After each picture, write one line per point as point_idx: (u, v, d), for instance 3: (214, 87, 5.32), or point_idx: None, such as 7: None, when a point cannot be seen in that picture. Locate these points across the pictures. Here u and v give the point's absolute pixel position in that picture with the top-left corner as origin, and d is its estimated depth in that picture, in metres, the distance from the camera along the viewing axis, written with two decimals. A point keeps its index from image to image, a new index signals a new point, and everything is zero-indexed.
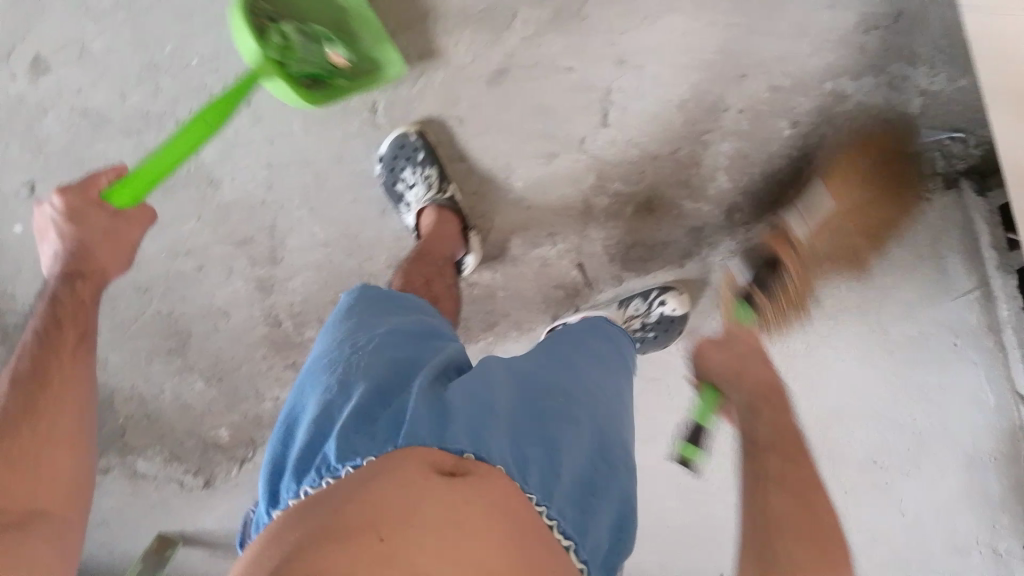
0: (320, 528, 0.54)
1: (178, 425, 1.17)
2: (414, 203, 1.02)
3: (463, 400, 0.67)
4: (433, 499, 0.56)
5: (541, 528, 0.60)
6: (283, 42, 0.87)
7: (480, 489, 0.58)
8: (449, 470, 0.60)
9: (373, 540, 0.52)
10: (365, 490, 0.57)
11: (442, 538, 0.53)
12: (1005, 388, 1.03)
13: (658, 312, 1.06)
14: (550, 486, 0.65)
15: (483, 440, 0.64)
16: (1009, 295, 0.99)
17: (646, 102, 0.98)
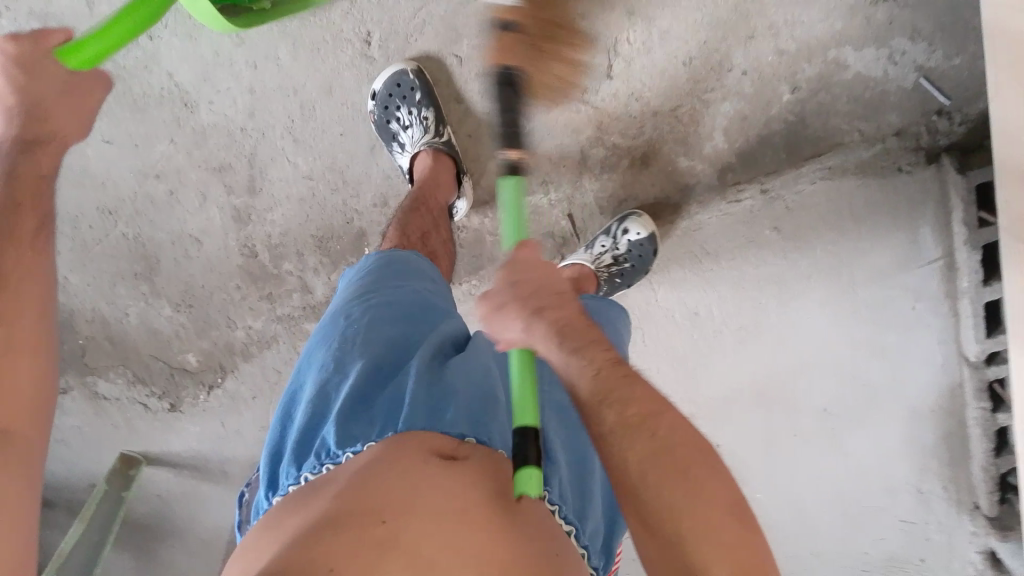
0: (319, 509, 0.49)
1: (144, 349, 1.14)
2: (408, 146, 0.98)
3: (464, 380, 0.62)
4: (439, 482, 0.51)
5: (548, 517, 0.55)
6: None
7: (484, 476, 0.54)
8: (449, 455, 0.55)
9: (376, 523, 0.47)
10: (364, 471, 0.52)
11: (450, 524, 0.48)
12: (954, 352, 1.09)
13: (626, 240, 1.05)
14: (552, 470, 0.60)
15: (485, 422, 0.59)
16: (971, 269, 1.02)
17: (654, 56, 0.97)
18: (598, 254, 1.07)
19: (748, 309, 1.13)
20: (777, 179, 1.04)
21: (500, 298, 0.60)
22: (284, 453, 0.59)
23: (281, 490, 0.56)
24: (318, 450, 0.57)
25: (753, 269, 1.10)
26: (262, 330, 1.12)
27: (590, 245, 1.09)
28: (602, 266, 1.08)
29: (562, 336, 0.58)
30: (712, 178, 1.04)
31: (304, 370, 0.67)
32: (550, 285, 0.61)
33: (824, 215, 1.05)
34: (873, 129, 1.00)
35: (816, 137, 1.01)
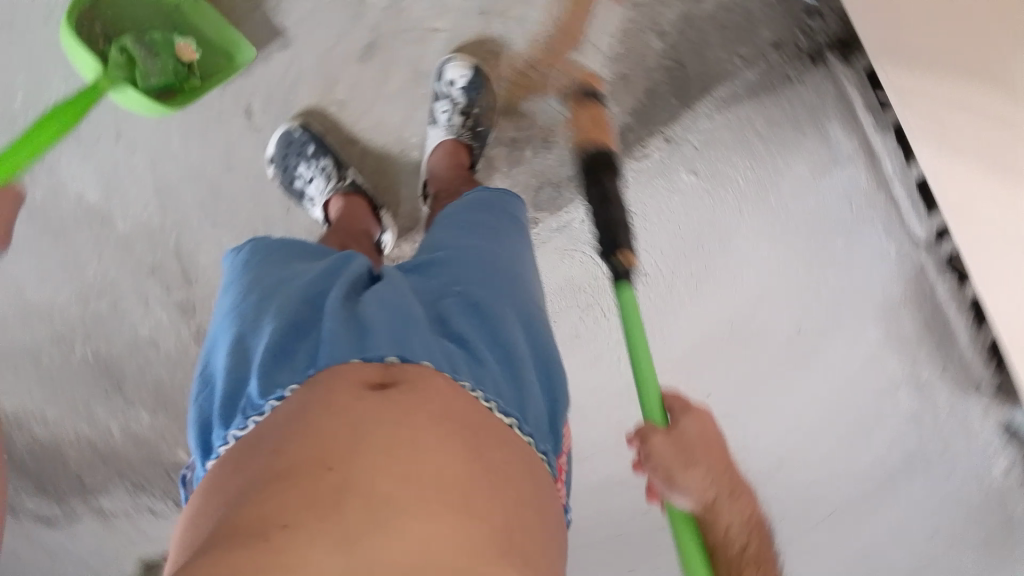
0: (268, 465, 0.55)
1: (136, 456, 1.17)
2: (316, 197, 1.00)
3: (382, 310, 0.66)
4: (375, 415, 0.57)
5: (487, 419, 0.62)
6: (124, 60, 0.88)
7: (417, 395, 0.59)
8: (376, 385, 0.60)
9: (323, 472, 0.53)
10: (304, 420, 0.57)
11: (394, 457, 0.55)
12: (904, 238, 1.11)
13: (458, 89, 0.96)
14: (483, 372, 0.66)
15: (406, 341, 0.63)
16: (892, 152, 1.05)
17: (521, 46, 1.01)
18: (448, 120, 0.97)
19: (691, 255, 1.17)
20: (675, 125, 1.06)
21: (684, 449, 0.64)
22: (214, 416, 0.65)
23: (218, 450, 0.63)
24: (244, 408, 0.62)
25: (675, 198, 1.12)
26: None
27: (436, 120, 0.99)
28: (460, 129, 0.97)
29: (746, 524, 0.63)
30: None
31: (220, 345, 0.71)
32: (728, 471, 0.64)
33: (730, 146, 1.07)
34: (752, 51, 1.02)
35: (699, 75, 1.03)
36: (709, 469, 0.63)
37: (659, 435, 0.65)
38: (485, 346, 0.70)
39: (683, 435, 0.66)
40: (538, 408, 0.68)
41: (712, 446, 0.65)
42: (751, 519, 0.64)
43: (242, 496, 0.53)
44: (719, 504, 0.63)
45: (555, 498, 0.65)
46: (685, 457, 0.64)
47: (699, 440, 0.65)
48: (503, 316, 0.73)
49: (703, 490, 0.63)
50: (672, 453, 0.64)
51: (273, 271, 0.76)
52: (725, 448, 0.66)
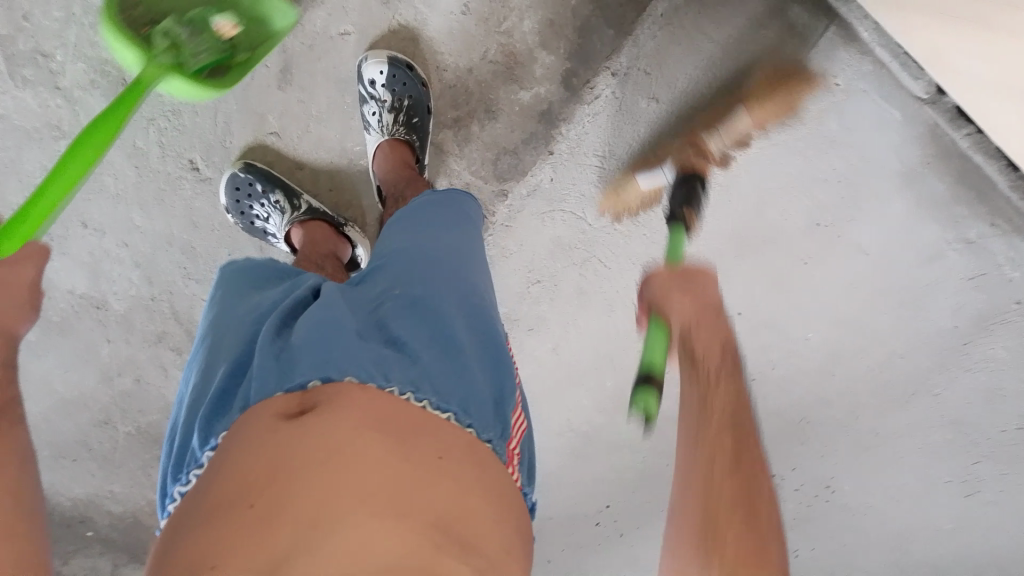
0: (195, 508, 0.48)
1: None
2: (277, 231, 1.02)
3: (308, 329, 0.58)
4: (294, 435, 0.49)
5: (423, 422, 0.55)
6: (169, 40, 0.79)
7: (340, 405, 0.52)
8: (295, 411, 0.52)
9: (246, 510, 0.46)
10: (226, 455, 0.50)
11: (316, 480, 0.48)
12: (907, 99, 1.00)
13: (382, 87, 0.94)
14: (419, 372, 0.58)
15: (328, 359, 0.55)
16: (862, 18, 0.96)
17: (435, 25, 0.96)
18: (380, 122, 0.97)
19: None
20: (618, 56, 0.98)
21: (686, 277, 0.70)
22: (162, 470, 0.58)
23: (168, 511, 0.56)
24: (181, 462, 0.56)
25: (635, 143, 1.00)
26: None
27: (370, 124, 0.98)
28: (394, 127, 0.97)
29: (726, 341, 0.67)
30: (561, 92, 1.00)
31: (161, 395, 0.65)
32: (714, 312, 0.69)
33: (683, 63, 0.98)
34: None
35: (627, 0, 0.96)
36: (689, 296, 0.69)
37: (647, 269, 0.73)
38: (424, 341, 0.62)
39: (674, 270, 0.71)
40: (481, 396, 0.60)
41: (702, 282, 0.70)
42: (727, 347, 0.67)
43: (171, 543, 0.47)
44: (692, 327, 0.67)
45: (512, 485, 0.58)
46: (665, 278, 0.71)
47: (703, 275, 0.70)
48: (440, 305, 0.66)
49: (675, 307, 0.69)
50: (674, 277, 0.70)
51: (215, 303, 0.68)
52: (715, 290, 0.70)
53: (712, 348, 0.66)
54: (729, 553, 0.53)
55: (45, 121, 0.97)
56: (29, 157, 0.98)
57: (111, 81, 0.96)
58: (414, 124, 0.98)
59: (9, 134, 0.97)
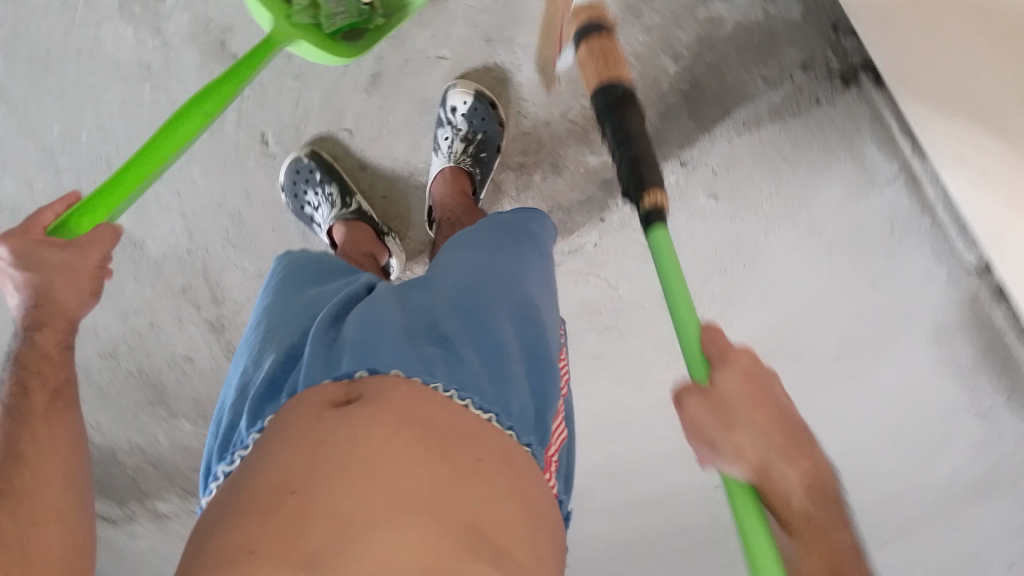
0: (238, 495, 0.50)
1: (181, 465, 1.24)
2: (324, 222, 1.05)
3: (358, 323, 0.60)
4: (336, 431, 0.51)
5: (461, 417, 0.54)
6: (308, 4, 0.88)
7: (381, 399, 0.53)
8: (341, 401, 0.54)
9: (285, 496, 0.48)
10: (273, 442, 0.53)
11: (353, 475, 0.49)
12: (956, 265, 0.97)
13: (461, 116, 0.96)
14: (465, 372, 0.58)
15: (372, 353, 0.57)
16: (932, 176, 0.95)
17: (528, 73, 0.97)
18: (450, 148, 0.99)
19: (715, 278, 1.12)
20: (691, 149, 1.03)
21: (715, 397, 0.53)
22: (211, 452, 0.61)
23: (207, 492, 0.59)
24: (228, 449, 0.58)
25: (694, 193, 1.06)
26: None
27: (439, 148, 1.01)
28: (460, 156, 0.98)
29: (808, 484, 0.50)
30: None
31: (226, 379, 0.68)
32: (787, 426, 0.51)
33: (755, 168, 1.03)
34: (776, 71, 0.98)
35: (718, 94, 1.00)
36: (752, 426, 0.51)
37: (689, 401, 0.54)
38: (474, 343, 0.62)
39: (731, 399, 0.52)
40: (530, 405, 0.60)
41: (755, 384, 0.53)
42: (823, 489, 0.50)
43: (214, 531, 0.49)
44: (765, 474, 0.50)
45: (549, 496, 0.57)
46: (727, 422, 0.51)
47: (740, 397, 0.52)
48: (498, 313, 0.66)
49: (747, 452, 0.51)
50: (708, 418, 0.52)
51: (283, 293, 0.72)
52: (777, 399, 0.53)
53: (802, 499, 0.49)
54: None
55: (136, 61, 1.00)
56: (111, 90, 1.01)
57: (209, 42, 0.99)
58: (480, 158, 1.00)
59: (98, 65, 1.00)
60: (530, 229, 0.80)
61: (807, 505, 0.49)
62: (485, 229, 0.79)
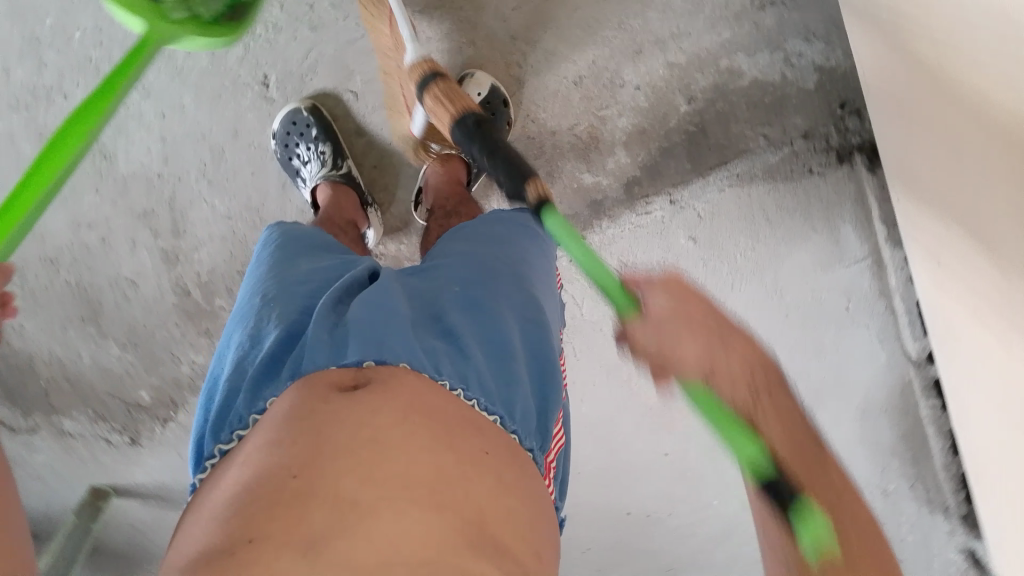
0: (245, 473, 0.56)
1: (100, 387, 1.19)
2: (309, 179, 1.02)
3: (362, 313, 0.68)
4: (341, 421, 0.58)
5: (463, 411, 0.63)
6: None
7: (385, 391, 0.60)
8: (348, 384, 0.62)
9: (288, 479, 0.54)
10: (277, 424, 0.59)
11: (357, 460, 0.55)
12: (896, 349, 1.07)
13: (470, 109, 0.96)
14: (470, 372, 0.67)
15: (380, 345, 0.65)
16: (897, 267, 1.02)
17: (547, 80, 0.98)
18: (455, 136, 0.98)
19: None
20: (683, 189, 1.02)
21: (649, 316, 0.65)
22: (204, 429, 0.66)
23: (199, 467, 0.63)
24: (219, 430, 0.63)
25: (678, 234, 1.05)
26: (205, 364, 1.17)
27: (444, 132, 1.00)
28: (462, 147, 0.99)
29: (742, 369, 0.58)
30: (619, 192, 1.03)
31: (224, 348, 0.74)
32: (752, 361, 0.59)
33: (737, 221, 1.04)
34: (778, 132, 0.99)
35: (722, 143, 1.00)
36: (686, 325, 0.61)
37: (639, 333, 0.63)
38: (479, 346, 0.71)
39: (702, 335, 0.60)
40: (529, 408, 0.70)
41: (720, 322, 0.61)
42: (791, 405, 0.57)
43: (224, 503, 0.54)
44: (712, 362, 0.59)
45: (544, 493, 0.66)
46: (698, 356, 0.59)
47: (670, 302, 0.63)
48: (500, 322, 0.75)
49: (724, 380, 0.58)
50: (646, 334, 0.65)
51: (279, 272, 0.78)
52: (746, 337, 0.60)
53: (779, 416, 0.55)
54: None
55: None
56: None
57: None
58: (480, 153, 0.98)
59: None
60: (531, 225, 0.90)
61: (747, 390, 0.57)
62: (483, 220, 0.89)
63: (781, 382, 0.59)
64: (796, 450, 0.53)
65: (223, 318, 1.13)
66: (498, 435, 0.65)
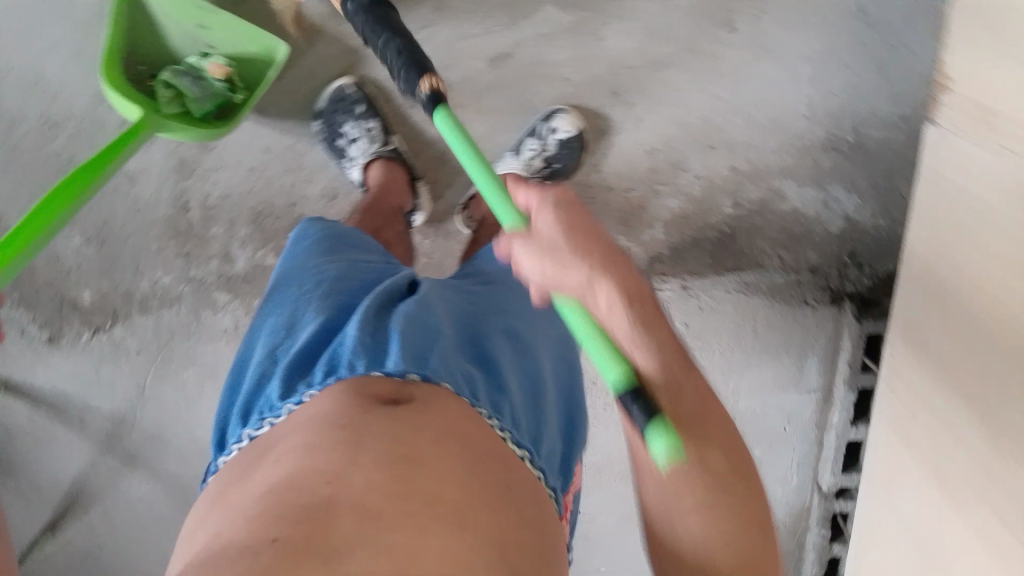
0: (277, 474, 0.58)
1: (43, 272, 1.10)
2: (357, 158, 0.98)
3: (404, 323, 0.72)
4: (375, 436, 0.60)
5: (494, 440, 0.66)
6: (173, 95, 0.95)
7: (424, 412, 0.63)
8: (392, 397, 0.65)
9: (320, 483, 0.55)
10: (312, 428, 0.61)
11: (388, 476, 0.57)
12: (810, 478, 1.17)
13: (554, 139, 0.98)
14: (501, 400, 0.70)
15: (423, 360, 0.68)
16: (844, 405, 1.13)
17: (624, 142, 1.03)
18: (529, 160, 1.00)
19: None
20: (697, 280, 1.08)
21: (570, 220, 0.55)
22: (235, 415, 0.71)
23: (230, 447, 0.69)
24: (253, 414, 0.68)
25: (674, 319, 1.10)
26: (167, 287, 1.09)
27: (518, 152, 1.01)
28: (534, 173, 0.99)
29: (631, 305, 0.52)
30: (642, 262, 1.07)
31: (256, 336, 0.77)
32: (637, 291, 0.53)
33: (728, 323, 1.10)
34: (791, 259, 1.07)
35: (743, 252, 1.07)
36: (607, 262, 0.53)
37: (525, 246, 0.56)
38: (515, 378, 0.74)
39: (596, 267, 0.52)
40: (553, 450, 0.73)
41: (596, 248, 0.54)
42: (668, 336, 0.53)
43: (254, 499, 0.56)
44: (602, 277, 0.52)
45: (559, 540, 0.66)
46: (587, 281, 0.52)
47: (578, 215, 0.55)
48: (531, 360, 0.78)
49: (617, 309, 0.52)
50: (562, 236, 0.54)
51: (313, 268, 0.82)
52: (612, 252, 0.54)
53: (660, 353, 0.51)
54: (688, 517, 0.51)
55: None
56: None
57: None
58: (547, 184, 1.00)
59: None
60: None
61: (631, 315, 0.52)
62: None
63: (636, 273, 0.55)
64: (665, 360, 0.51)
65: (212, 247, 1.06)
66: (524, 470, 0.67)
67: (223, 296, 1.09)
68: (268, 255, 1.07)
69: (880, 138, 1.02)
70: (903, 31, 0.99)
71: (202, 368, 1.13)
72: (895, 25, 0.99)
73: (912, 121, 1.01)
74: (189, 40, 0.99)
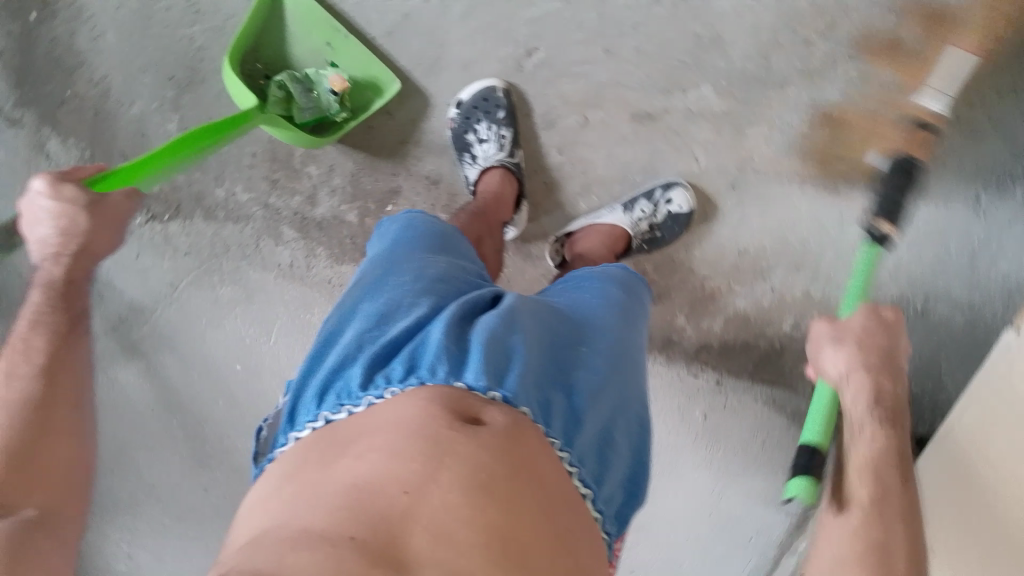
0: (355, 476, 0.51)
1: (121, 141, 1.11)
2: (480, 159, 1.04)
3: (491, 328, 0.61)
4: (457, 454, 0.52)
5: (567, 484, 0.56)
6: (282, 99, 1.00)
7: (508, 434, 0.54)
8: (470, 414, 0.55)
9: (397, 493, 0.49)
10: (393, 428, 0.53)
11: (465, 503, 0.49)
12: None
13: (665, 211, 1.01)
14: (576, 433, 0.60)
15: (507, 375, 0.57)
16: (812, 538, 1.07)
17: (721, 236, 1.06)
18: (636, 219, 1.03)
19: None
20: (731, 379, 1.09)
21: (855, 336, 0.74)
22: (304, 393, 0.61)
23: (302, 423, 0.59)
24: (324, 397, 0.59)
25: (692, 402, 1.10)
26: (240, 204, 1.10)
27: (629, 208, 1.04)
28: (636, 232, 1.03)
29: (872, 402, 0.70)
30: (689, 347, 1.10)
31: (344, 314, 0.68)
32: (896, 409, 0.70)
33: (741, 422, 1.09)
34: None
35: (783, 371, 1.07)
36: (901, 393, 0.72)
37: (819, 331, 0.76)
38: (596, 412, 0.63)
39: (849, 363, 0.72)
40: (613, 491, 0.64)
41: (889, 371, 0.72)
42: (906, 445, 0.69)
43: (321, 497, 0.50)
44: (849, 372, 0.72)
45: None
46: (849, 370, 0.72)
47: (860, 325, 0.74)
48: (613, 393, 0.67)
49: (858, 401, 0.71)
50: (863, 347, 0.73)
51: (413, 257, 0.73)
52: (900, 391, 0.72)
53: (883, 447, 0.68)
54: None
55: None
56: None
57: None
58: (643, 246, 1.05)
59: None
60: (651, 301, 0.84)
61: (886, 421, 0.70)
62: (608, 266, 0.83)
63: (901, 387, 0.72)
64: (885, 463, 0.67)
65: (303, 186, 1.09)
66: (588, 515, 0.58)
67: (291, 233, 1.10)
68: (350, 211, 1.09)
69: (948, 315, 1.03)
70: (1010, 227, 1.00)
71: (240, 288, 1.12)
72: (998, 221, 1.00)
73: (978, 312, 1.03)
74: (318, 52, 1.05)
